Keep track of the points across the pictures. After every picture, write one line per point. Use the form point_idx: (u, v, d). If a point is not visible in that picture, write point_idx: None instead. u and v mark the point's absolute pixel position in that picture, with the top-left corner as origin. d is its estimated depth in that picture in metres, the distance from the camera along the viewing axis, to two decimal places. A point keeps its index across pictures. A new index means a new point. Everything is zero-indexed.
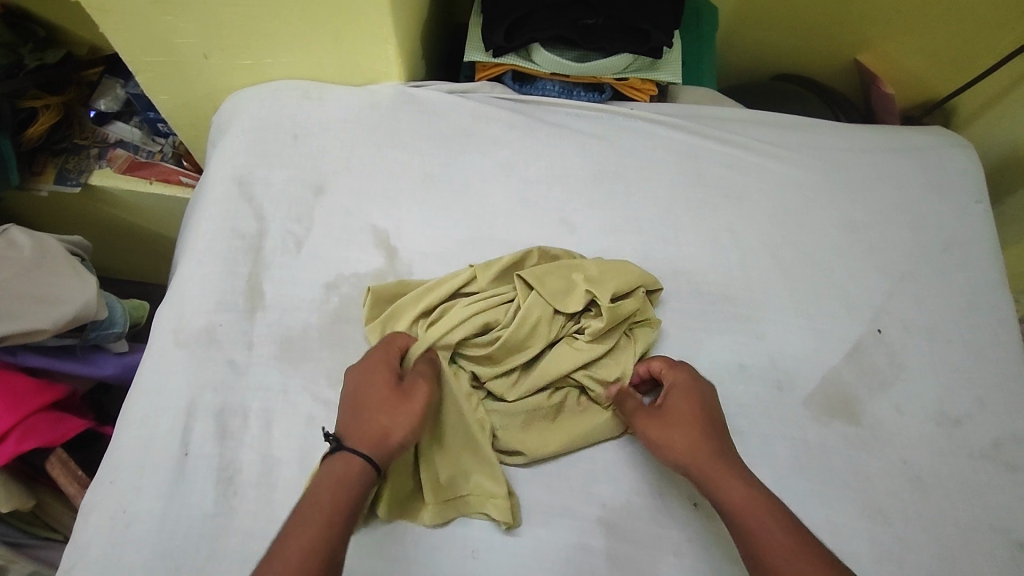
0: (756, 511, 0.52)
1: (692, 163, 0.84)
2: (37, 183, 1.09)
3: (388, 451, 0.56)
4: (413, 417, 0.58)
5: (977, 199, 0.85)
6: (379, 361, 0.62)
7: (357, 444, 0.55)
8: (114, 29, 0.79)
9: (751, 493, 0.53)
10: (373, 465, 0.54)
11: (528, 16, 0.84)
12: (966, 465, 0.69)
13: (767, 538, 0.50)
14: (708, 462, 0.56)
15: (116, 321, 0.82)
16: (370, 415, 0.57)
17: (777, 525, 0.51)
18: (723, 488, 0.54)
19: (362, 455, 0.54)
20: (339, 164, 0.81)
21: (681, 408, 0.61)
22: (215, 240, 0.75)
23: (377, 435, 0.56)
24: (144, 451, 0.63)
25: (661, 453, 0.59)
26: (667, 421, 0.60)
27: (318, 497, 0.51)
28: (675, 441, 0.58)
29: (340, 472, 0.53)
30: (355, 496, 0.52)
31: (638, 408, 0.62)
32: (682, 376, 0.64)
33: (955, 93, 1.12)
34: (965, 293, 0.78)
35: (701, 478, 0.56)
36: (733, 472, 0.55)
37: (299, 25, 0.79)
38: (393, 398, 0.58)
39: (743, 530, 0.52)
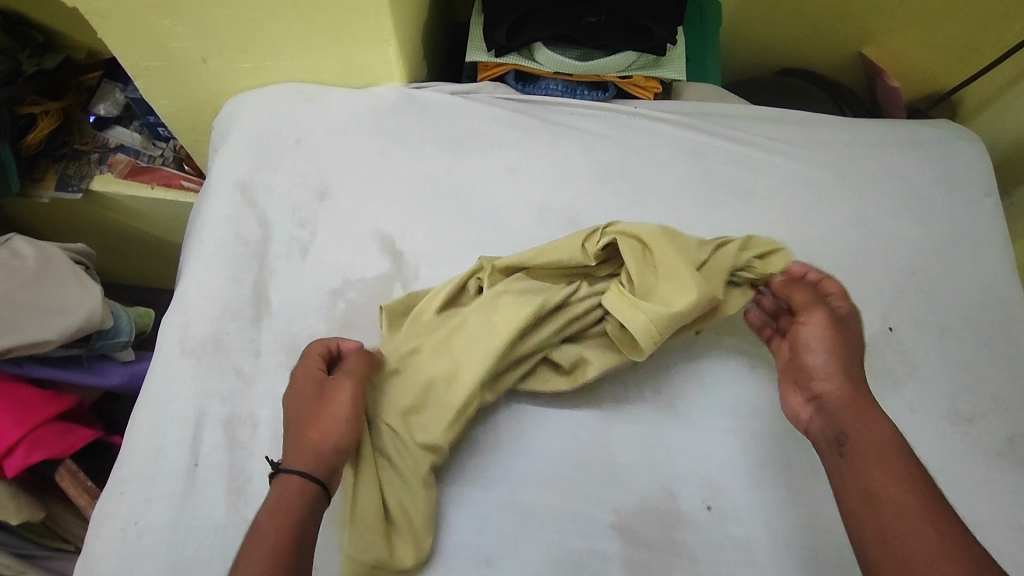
0: (894, 454, 0.53)
1: (699, 161, 0.83)
2: (38, 190, 1.09)
3: (328, 460, 0.56)
4: (341, 417, 0.58)
5: (987, 193, 0.84)
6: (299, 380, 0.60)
7: (291, 463, 0.55)
8: (112, 34, 0.78)
9: (895, 438, 0.54)
10: (313, 477, 0.54)
11: (528, 15, 0.83)
12: (980, 463, 0.68)
13: (893, 475, 0.51)
14: (858, 396, 0.58)
15: (122, 330, 0.82)
16: (298, 430, 0.57)
17: (904, 470, 0.52)
18: (860, 421, 0.56)
19: (293, 471, 0.54)
20: (342, 167, 0.81)
21: (853, 342, 0.62)
22: (219, 247, 0.74)
23: (312, 448, 0.56)
24: (153, 462, 0.63)
25: (810, 356, 0.62)
26: (841, 344, 0.61)
27: (267, 510, 0.52)
28: (834, 362, 0.60)
29: (281, 488, 0.53)
30: (301, 511, 0.52)
31: (814, 303, 0.64)
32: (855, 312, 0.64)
33: (962, 85, 1.11)
34: (976, 289, 0.78)
35: (841, 404, 0.58)
36: (870, 408, 0.57)
37: (299, 28, 0.78)
38: (316, 407, 0.58)
39: (869, 459, 0.53)
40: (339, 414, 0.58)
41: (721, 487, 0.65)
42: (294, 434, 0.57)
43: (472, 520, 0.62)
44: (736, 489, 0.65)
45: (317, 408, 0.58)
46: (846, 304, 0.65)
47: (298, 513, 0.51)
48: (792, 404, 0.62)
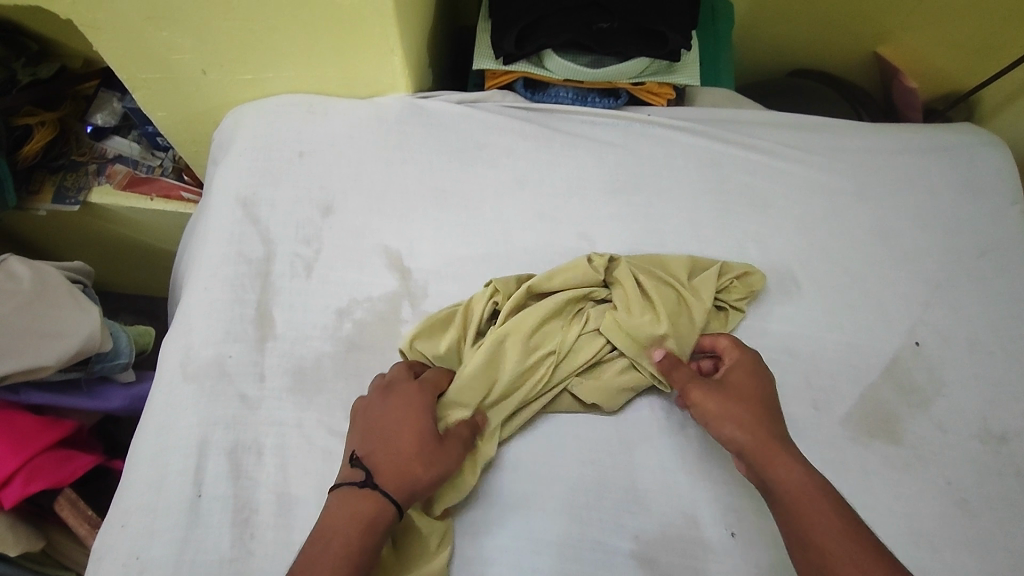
0: (818, 500, 0.51)
1: (714, 169, 0.81)
2: (34, 203, 1.06)
3: (415, 497, 0.55)
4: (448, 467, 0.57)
5: (1013, 200, 0.82)
6: (419, 398, 0.60)
7: (387, 484, 0.54)
8: (108, 46, 0.76)
9: (814, 482, 0.53)
10: (398, 509, 0.54)
11: (538, 22, 0.80)
12: (1014, 484, 0.65)
13: (823, 527, 0.50)
14: (767, 446, 0.56)
15: (121, 351, 0.79)
16: (403, 452, 0.56)
17: (834, 514, 0.50)
18: (783, 474, 0.54)
19: (388, 499, 0.53)
20: (347, 181, 0.78)
21: (744, 387, 0.60)
22: (221, 266, 0.72)
23: (408, 480, 0.55)
24: (154, 492, 0.60)
25: (716, 427, 0.58)
26: (731, 398, 0.59)
27: (341, 536, 0.51)
28: (731, 421, 0.58)
29: (364, 512, 0.52)
30: (377, 539, 0.52)
31: (693, 380, 0.61)
32: (746, 358, 0.63)
33: (980, 86, 1.08)
34: (1005, 300, 0.75)
35: (757, 458, 0.55)
36: (788, 456, 0.55)
37: (301, 39, 0.75)
38: (430, 442, 0.58)
39: (802, 516, 0.51)
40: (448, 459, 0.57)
41: (745, 512, 0.62)
42: (396, 455, 0.56)
43: (487, 551, 0.59)
44: (762, 514, 0.63)
45: (430, 443, 0.58)
46: (734, 354, 0.64)
47: (375, 541, 0.52)
48: (741, 474, 0.59)
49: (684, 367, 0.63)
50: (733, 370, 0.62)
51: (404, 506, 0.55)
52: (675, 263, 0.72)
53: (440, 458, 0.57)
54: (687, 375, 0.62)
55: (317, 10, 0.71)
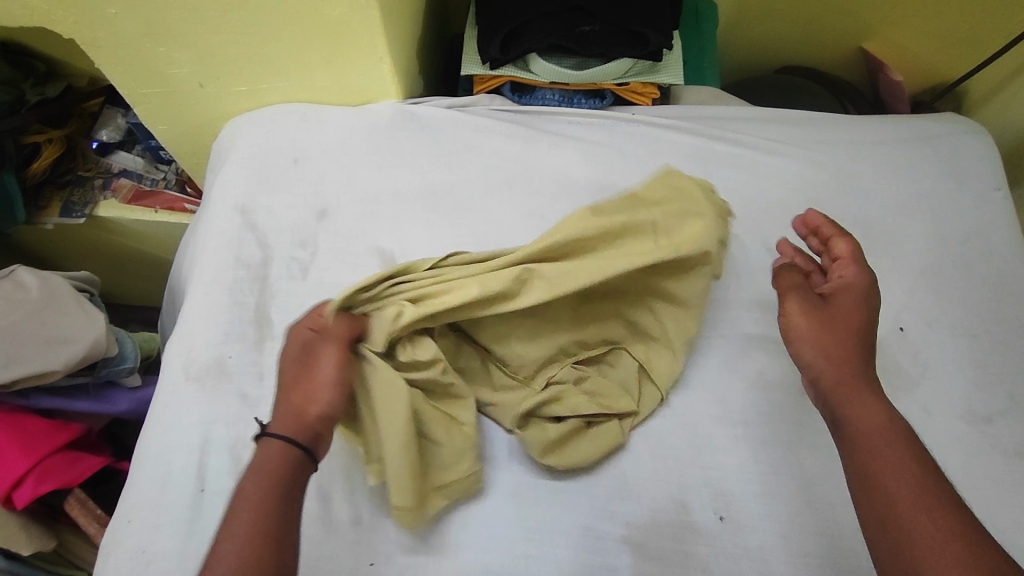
0: (892, 435, 0.51)
1: (698, 165, 0.83)
2: (43, 217, 1.09)
3: (310, 427, 0.53)
4: (332, 389, 0.55)
5: (996, 186, 0.83)
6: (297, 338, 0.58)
7: (276, 429, 0.52)
8: (110, 64, 0.79)
9: (891, 418, 0.53)
10: (296, 442, 0.52)
11: (522, 27, 0.82)
12: (999, 463, 0.67)
13: (893, 463, 0.50)
14: (847, 378, 0.56)
15: (127, 356, 0.82)
16: (283, 397, 0.55)
17: (906, 451, 0.50)
18: (854, 406, 0.54)
19: (279, 438, 0.52)
20: (340, 187, 0.80)
21: (845, 315, 0.60)
22: (221, 271, 0.74)
23: (295, 414, 0.53)
24: (160, 488, 0.63)
25: (796, 345, 0.60)
26: (825, 321, 0.60)
27: (243, 489, 0.49)
28: (819, 342, 0.58)
29: (262, 459, 0.51)
30: (288, 482, 0.50)
31: (794, 291, 0.63)
32: (862, 282, 0.62)
33: (966, 77, 1.09)
34: (988, 284, 0.76)
35: (831, 389, 0.56)
36: (870, 391, 0.55)
37: (291, 50, 0.78)
38: (307, 379, 0.55)
39: (870, 454, 0.51)
40: (324, 382, 0.55)
41: (733, 497, 0.64)
42: (281, 396, 0.54)
43: (481, 537, 0.61)
44: (749, 498, 0.64)
45: (305, 375, 0.56)
46: (849, 270, 0.63)
47: (283, 477, 0.50)
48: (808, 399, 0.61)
49: (792, 281, 0.64)
50: (844, 291, 0.62)
51: (302, 438, 0.53)
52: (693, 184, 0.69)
53: (324, 380, 0.55)
54: (796, 292, 0.63)
55: (307, 23, 0.74)
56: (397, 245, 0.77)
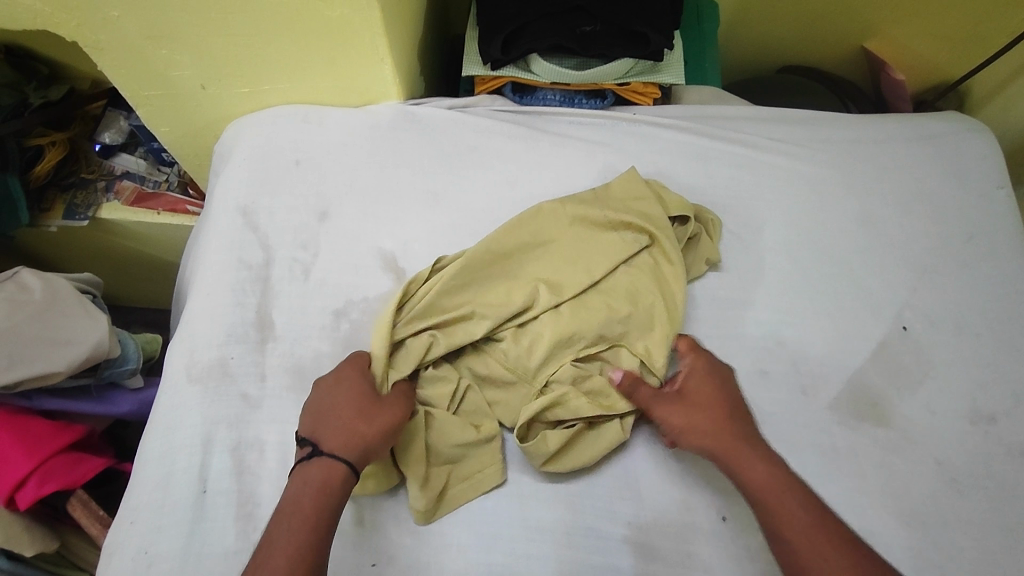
0: (784, 491, 0.55)
1: (700, 164, 0.82)
2: (46, 220, 1.10)
3: (366, 456, 0.57)
4: (394, 424, 0.59)
5: (998, 184, 0.83)
6: (354, 372, 0.62)
7: (336, 449, 0.56)
8: (112, 66, 0.79)
9: (775, 476, 0.56)
10: (353, 470, 0.56)
11: (523, 27, 0.82)
12: (1003, 463, 0.66)
13: (794, 520, 0.53)
14: (733, 442, 0.58)
15: (129, 358, 0.82)
16: (341, 420, 0.58)
17: (804, 505, 0.54)
18: (747, 467, 0.57)
19: (341, 460, 0.55)
20: (342, 189, 0.80)
21: (701, 397, 0.62)
22: (223, 273, 0.74)
23: (353, 439, 0.57)
24: (162, 489, 0.63)
25: (687, 441, 0.60)
26: (693, 407, 0.61)
27: (296, 508, 0.52)
28: (706, 425, 0.60)
29: (318, 479, 0.54)
30: (338, 504, 0.54)
31: (654, 399, 0.63)
32: (701, 363, 0.64)
33: (968, 76, 1.09)
34: (991, 284, 0.76)
35: (723, 462, 0.58)
36: (752, 454, 0.58)
37: (293, 52, 0.78)
38: (367, 409, 0.59)
39: (776, 520, 0.54)
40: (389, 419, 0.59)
41: (736, 497, 0.64)
42: (341, 420, 0.58)
43: (483, 537, 0.61)
44: None
45: (368, 406, 0.59)
46: (688, 358, 0.65)
47: (334, 501, 0.54)
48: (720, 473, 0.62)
49: (644, 383, 0.64)
50: (687, 377, 0.64)
51: (360, 464, 0.56)
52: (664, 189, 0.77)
53: (386, 413, 0.59)
54: (650, 395, 0.63)
55: (308, 25, 0.74)
56: (399, 245, 0.77)
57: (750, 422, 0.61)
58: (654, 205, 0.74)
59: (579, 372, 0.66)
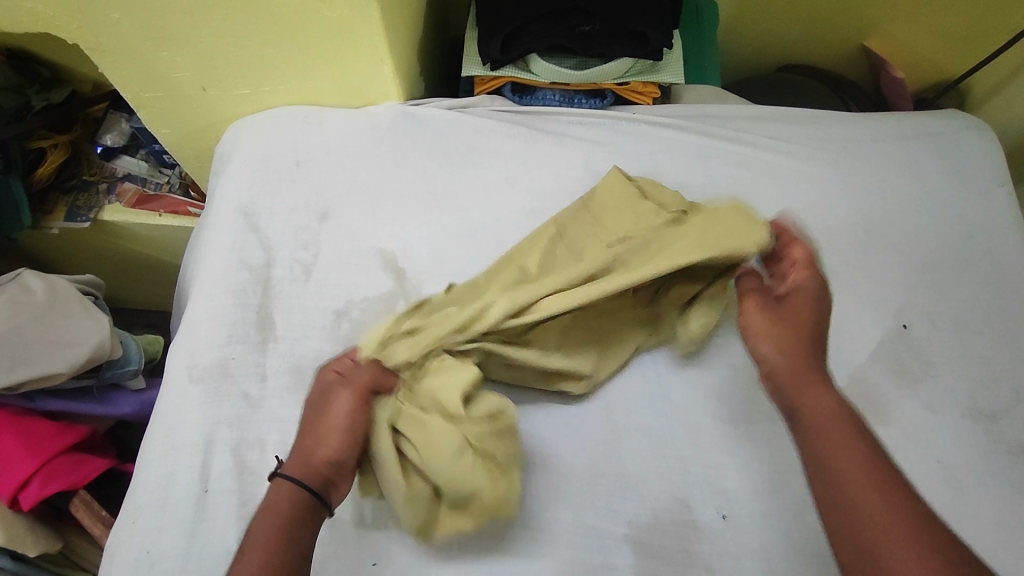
0: (841, 424, 0.54)
1: (700, 163, 0.83)
2: (48, 222, 1.10)
3: (321, 472, 0.56)
4: (336, 432, 0.58)
5: (998, 182, 0.83)
6: (319, 383, 0.61)
7: (287, 468, 0.56)
8: (113, 68, 0.79)
9: (840, 406, 0.55)
10: (306, 487, 0.55)
11: (523, 27, 0.83)
12: (1004, 461, 0.66)
13: (845, 452, 0.52)
14: (801, 368, 0.59)
15: (131, 359, 0.82)
16: (300, 440, 0.58)
17: (856, 436, 0.53)
18: (809, 395, 0.57)
19: (285, 478, 0.55)
20: (342, 190, 0.81)
21: (797, 311, 0.62)
22: (224, 274, 0.74)
23: (306, 459, 0.56)
24: (163, 489, 0.63)
25: (756, 345, 0.62)
26: (781, 318, 0.62)
27: (252, 529, 0.52)
28: (774, 341, 0.61)
29: (271, 498, 0.54)
30: (291, 519, 0.53)
31: (753, 295, 0.65)
32: (815, 284, 0.64)
33: (968, 74, 1.09)
34: (992, 281, 0.76)
35: (784, 377, 0.59)
36: (818, 382, 0.57)
37: (293, 53, 0.78)
38: (324, 425, 0.58)
39: (823, 437, 0.54)
40: (335, 429, 0.58)
41: (736, 496, 0.64)
42: (299, 438, 0.58)
43: (484, 537, 0.61)
44: (753, 497, 0.64)
45: (316, 419, 0.59)
46: (804, 274, 0.64)
47: (288, 520, 0.53)
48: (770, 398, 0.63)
49: (755, 283, 0.66)
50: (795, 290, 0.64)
51: (309, 478, 0.56)
52: (658, 185, 0.77)
53: (328, 423, 0.58)
54: (753, 292, 0.65)
55: (308, 26, 0.74)
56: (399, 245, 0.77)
57: (826, 354, 0.61)
58: (653, 207, 0.74)
59: (599, 363, 0.69)
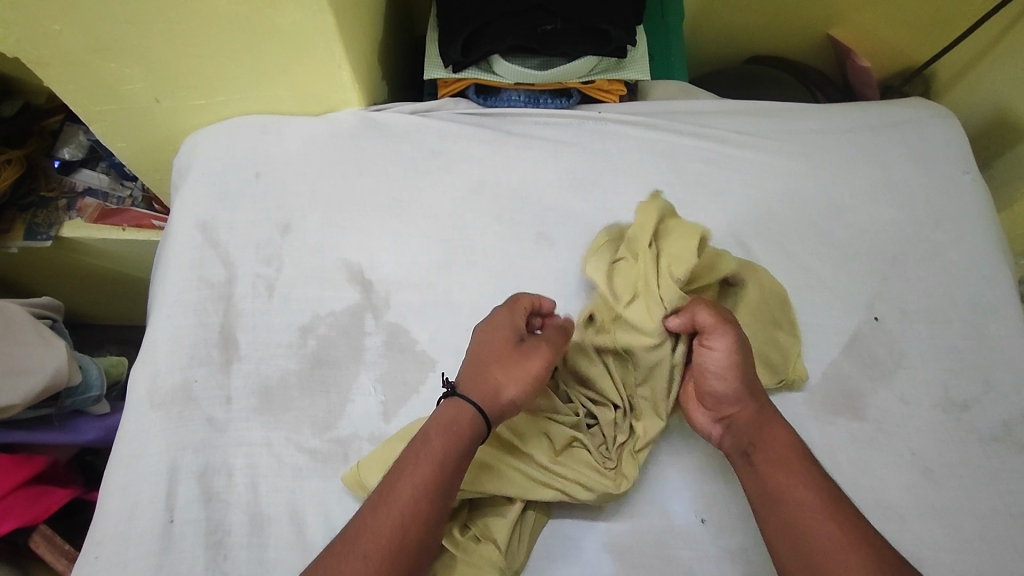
0: (797, 461, 0.54)
1: (669, 161, 0.82)
2: (6, 241, 1.05)
3: (500, 405, 0.56)
4: (530, 375, 0.57)
5: (965, 168, 0.83)
6: (503, 315, 0.61)
7: (468, 392, 0.56)
8: (59, 82, 0.76)
9: (795, 440, 0.56)
10: (483, 414, 0.55)
11: (483, 28, 0.81)
12: (977, 450, 0.67)
13: (803, 485, 0.52)
14: (761, 409, 0.57)
15: (92, 385, 0.80)
16: (485, 369, 0.57)
17: (813, 468, 0.54)
18: (767, 433, 0.56)
19: (470, 404, 0.55)
20: (305, 200, 0.78)
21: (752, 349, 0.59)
22: (184, 292, 0.72)
23: (490, 388, 0.56)
24: (128, 521, 0.61)
25: (718, 380, 0.57)
26: (748, 358, 0.57)
27: (425, 446, 0.53)
28: (737, 383, 0.56)
29: (445, 419, 0.55)
30: (459, 453, 0.53)
31: (725, 326, 0.57)
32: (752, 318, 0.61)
33: (931, 60, 1.10)
34: (961, 269, 0.76)
35: (746, 416, 0.57)
36: (775, 419, 0.57)
37: (248, 62, 0.76)
38: (506, 354, 0.58)
39: (780, 469, 0.54)
40: (524, 374, 0.57)
41: (715, 499, 0.63)
42: (484, 369, 0.57)
43: None
44: (733, 499, 0.63)
45: (513, 358, 0.58)
46: None
47: (459, 446, 0.53)
48: (700, 424, 0.61)
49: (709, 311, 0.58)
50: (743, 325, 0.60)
51: (489, 413, 0.56)
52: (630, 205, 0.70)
53: (527, 365, 0.58)
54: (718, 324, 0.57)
55: (259, 32, 0.72)
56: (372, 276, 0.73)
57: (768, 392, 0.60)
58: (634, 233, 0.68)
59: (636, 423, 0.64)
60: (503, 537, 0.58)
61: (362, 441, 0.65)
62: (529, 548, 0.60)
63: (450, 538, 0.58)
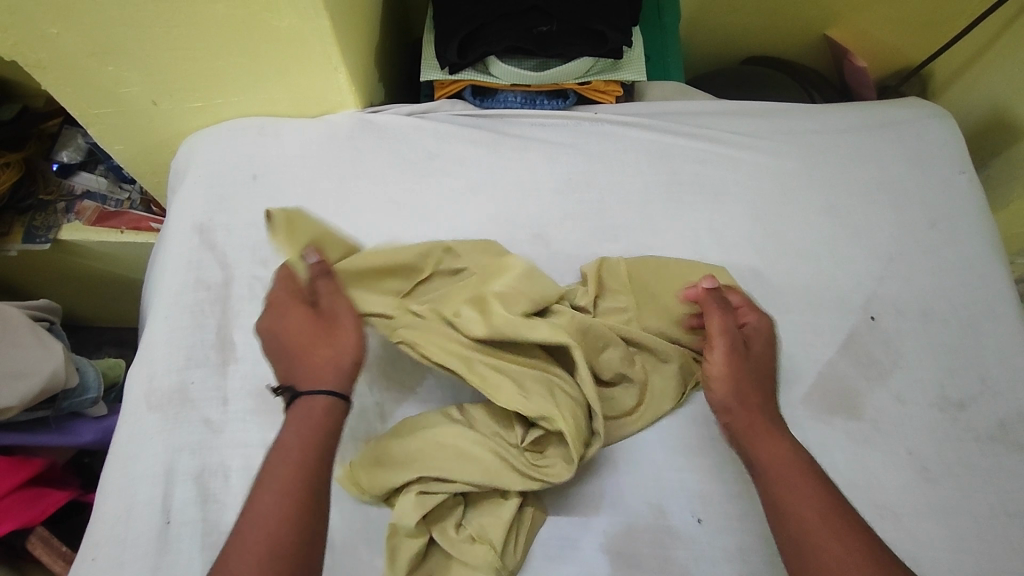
0: (797, 471, 0.53)
1: (665, 161, 0.82)
2: (5, 244, 1.05)
3: (347, 373, 0.56)
4: (355, 331, 0.58)
5: (961, 168, 0.83)
6: (284, 307, 0.59)
7: (314, 386, 0.54)
8: (57, 85, 0.76)
9: (793, 450, 0.55)
10: (339, 392, 0.54)
11: (479, 30, 0.81)
12: (974, 449, 0.67)
13: (804, 497, 0.52)
14: (756, 420, 0.58)
15: (90, 386, 0.80)
16: (308, 357, 0.56)
17: (813, 478, 0.53)
18: (763, 445, 0.56)
19: (320, 394, 0.54)
20: (302, 202, 0.78)
21: (758, 356, 0.62)
22: (181, 294, 0.72)
23: (332, 366, 0.55)
24: (124, 524, 0.61)
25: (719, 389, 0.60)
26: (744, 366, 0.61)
27: (284, 457, 0.51)
28: (729, 391, 0.59)
29: (301, 418, 0.53)
30: (321, 442, 0.52)
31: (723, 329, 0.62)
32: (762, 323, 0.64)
33: (927, 60, 1.10)
34: (957, 268, 0.76)
35: (743, 429, 0.58)
36: (772, 430, 0.57)
37: (245, 64, 0.76)
38: (318, 335, 0.57)
39: (780, 482, 0.53)
40: (349, 335, 0.57)
41: (711, 499, 0.63)
42: (309, 360, 0.56)
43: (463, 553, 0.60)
44: (730, 498, 0.63)
45: (325, 333, 0.57)
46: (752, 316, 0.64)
47: (317, 437, 0.52)
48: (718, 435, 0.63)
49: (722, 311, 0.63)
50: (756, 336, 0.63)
51: (341, 387, 0.55)
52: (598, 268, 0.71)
53: (342, 329, 0.57)
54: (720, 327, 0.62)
55: (256, 35, 0.72)
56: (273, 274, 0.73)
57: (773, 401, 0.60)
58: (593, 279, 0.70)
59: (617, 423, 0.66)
60: (499, 537, 0.58)
61: (359, 442, 0.65)
62: (527, 546, 0.60)
63: (447, 537, 0.59)
